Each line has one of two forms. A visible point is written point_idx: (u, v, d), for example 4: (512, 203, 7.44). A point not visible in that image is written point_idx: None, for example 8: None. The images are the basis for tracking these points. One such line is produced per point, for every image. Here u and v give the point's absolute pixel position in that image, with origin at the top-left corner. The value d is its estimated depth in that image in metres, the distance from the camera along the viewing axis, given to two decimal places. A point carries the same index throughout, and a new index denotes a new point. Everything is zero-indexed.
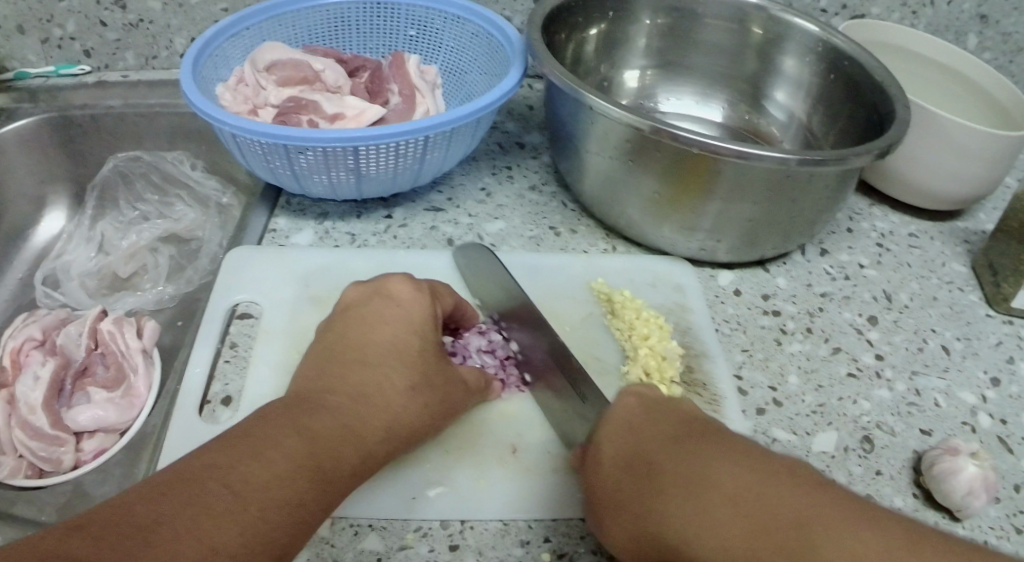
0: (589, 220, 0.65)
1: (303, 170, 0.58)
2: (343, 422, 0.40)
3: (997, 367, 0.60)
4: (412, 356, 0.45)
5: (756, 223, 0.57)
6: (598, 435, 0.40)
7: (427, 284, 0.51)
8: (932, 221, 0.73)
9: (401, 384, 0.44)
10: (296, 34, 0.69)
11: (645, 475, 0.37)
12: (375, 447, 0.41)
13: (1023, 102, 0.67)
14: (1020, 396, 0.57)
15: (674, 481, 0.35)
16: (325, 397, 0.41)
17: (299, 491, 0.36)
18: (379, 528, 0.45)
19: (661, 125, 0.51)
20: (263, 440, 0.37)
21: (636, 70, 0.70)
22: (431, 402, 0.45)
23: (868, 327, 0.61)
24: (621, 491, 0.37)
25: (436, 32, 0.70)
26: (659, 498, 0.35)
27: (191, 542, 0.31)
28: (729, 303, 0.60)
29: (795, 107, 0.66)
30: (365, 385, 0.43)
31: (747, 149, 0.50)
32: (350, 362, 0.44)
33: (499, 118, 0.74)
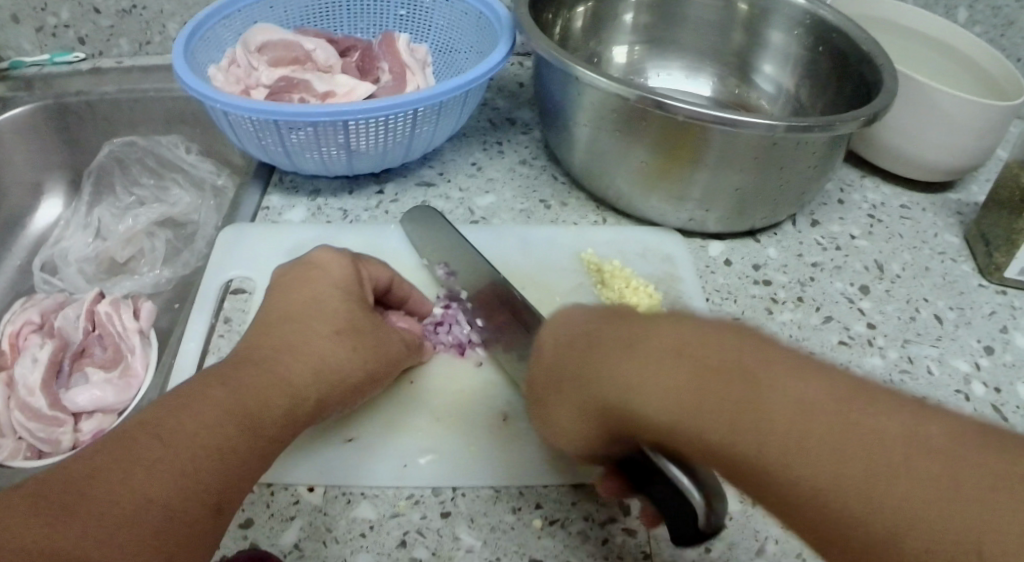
0: (579, 193, 0.65)
1: (295, 147, 0.59)
2: (273, 373, 0.41)
3: (990, 336, 0.60)
4: (334, 308, 0.46)
5: (744, 192, 0.57)
6: (558, 344, 0.37)
7: (348, 256, 0.50)
8: (924, 193, 0.74)
9: (324, 331, 0.44)
10: (287, 16, 0.69)
11: (589, 352, 0.34)
12: (307, 392, 0.42)
13: (1011, 73, 0.68)
14: (1013, 364, 0.58)
15: (600, 367, 0.32)
16: (255, 352, 0.42)
17: (227, 438, 0.36)
18: (371, 497, 0.46)
19: (648, 94, 0.51)
20: (192, 393, 0.38)
21: (625, 46, 0.70)
22: (361, 347, 0.45)
23: (860, 296, 0.61)
24: (562, 387, 0.35)
25: (426, 12, 0.70)
26: (586, 395, 0.33)
27: (118, 491, 0.31)
28: (720, 273, 0.60)
29: (783, 80, 0.66)
30: (292, 337, 0.44)
31: (732, 116, 0.50)
32: (280, 323, 0.45)
33: (489, 96, 0.75)
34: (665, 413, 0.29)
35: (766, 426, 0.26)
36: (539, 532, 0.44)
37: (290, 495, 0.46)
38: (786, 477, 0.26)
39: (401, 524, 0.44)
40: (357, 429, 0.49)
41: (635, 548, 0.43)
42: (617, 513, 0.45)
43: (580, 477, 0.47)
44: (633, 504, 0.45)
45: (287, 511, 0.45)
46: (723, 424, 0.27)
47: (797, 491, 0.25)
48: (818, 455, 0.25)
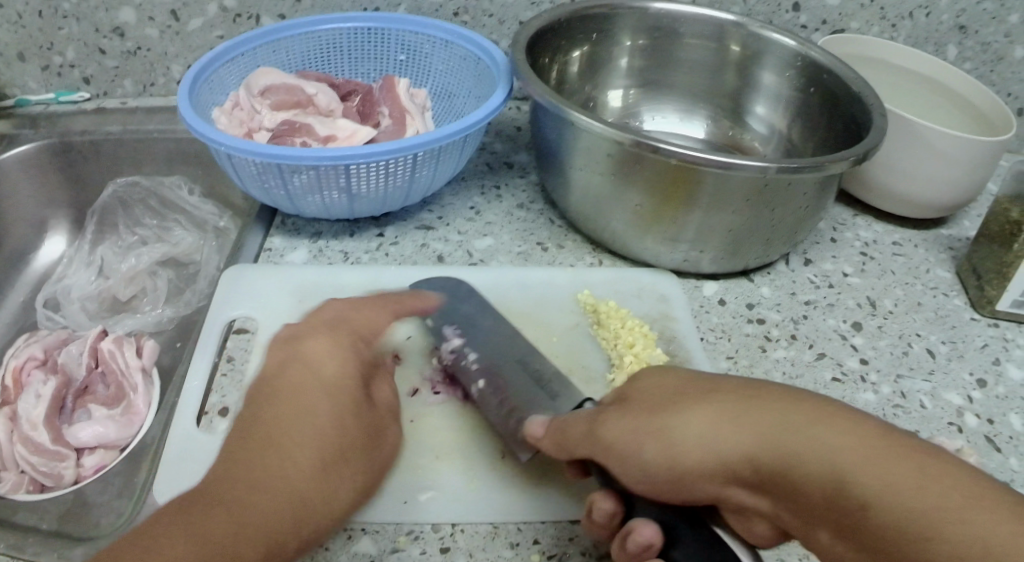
0: (575, 235, 0.66)
1: (296, 190, 0.60)
2: (249, 501, 0.36)
3: (983, 368, 0.62)
4: (328, 431, 0.41)
5: (737, 233, 0.58)
6: (635, 382, 0.42)
7: (348, 379, 0.44)
8: (916, 230, 0.75)
9: (312, 457, 0.39)
10: (290, 60, 0.71)
11: (710, 393, 0.37)
12: (292, 529, 0.37)
13: (1001, 108, 0.69)
14: (1004, 395, 0.60)
15: (698, 414, 0.36)
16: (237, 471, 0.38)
17: None
18: (371, 533, 0.47)
19: (643, 138, 0.53)
20: (161, 530, 0.35)
21: (620, 89, 0.71)
22: (343, 481, 0.40)
23: (853, 332, 0.62)
24: (649, 410, 0.38)
25: (425, 57, 0.71)
26: (700, 383, 0.39)
27: None
28: (714, 312, 0.60)
29: (775, 120, 0.68)
30: (278, 451, 0.39)
31: (727, 159, 0.51)
32: (258, 439, 0.39)
33: (488, 139, 0.76)
34: None
35: None
36: None
37: None
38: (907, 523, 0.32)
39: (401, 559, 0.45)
40: None
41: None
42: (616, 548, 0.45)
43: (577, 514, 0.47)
44: None
45: None
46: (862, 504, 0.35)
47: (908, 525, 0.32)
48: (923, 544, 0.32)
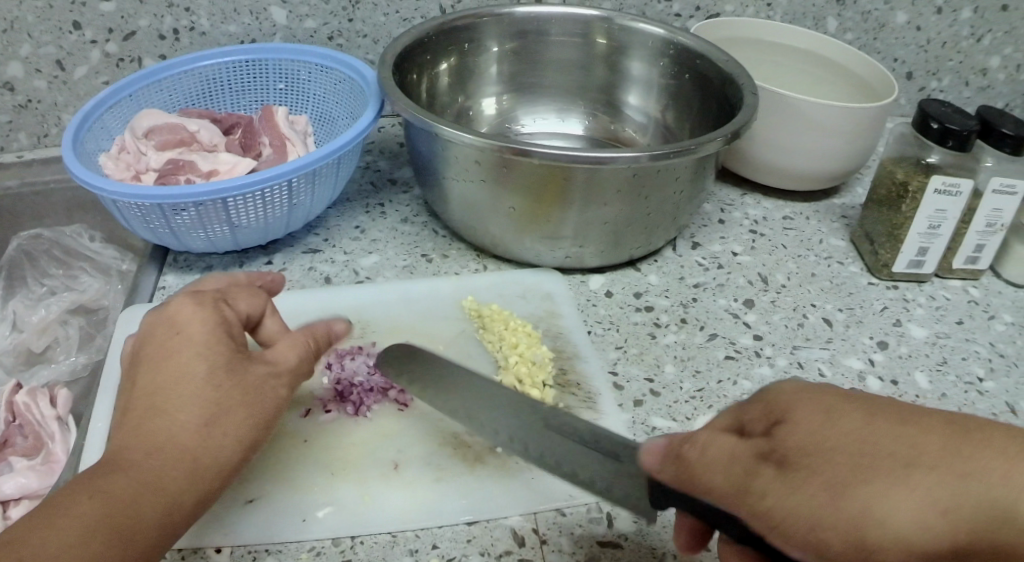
0: (460, 243, 0.67)
1: (180, 227, 0.61)
2: (159, 412, 0.37)
3: (883, 331, 0.65)
4: (217, 340, 0.40)
5: (614, 225, 0.59)
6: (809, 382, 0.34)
7: (211, 292, 0.43)
8: (807, 202, 0.77)
9: (205, 371, 0.39)
10: (172, 99, 0.71)
11: (902, 466, 0.26)
12: (196, 447, 0.37)
13: (882, 74, 0.70)
14: (906, 354, 0.63)
15: (866, 499, 0.25)
16: (142, 397, 0.38)
17: (100, 516, 0.34)
18: (274, 553, 0.47)
19: (510, 143, 0.54)
20: (103, 469, 0.36)
21: (493, 97, 0.71)
22: (247, 380, 0.40)
23: (744, 310, 0.63)
24: (859, 461, 0.26)
25: (304, 82, 0.72)
26: (932, 419, 0.28)
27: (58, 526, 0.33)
28: (602, 304, 0.62)
29: (650, 108, 0.69)
30: (165, 362, 0.39)
31: (597, 154, 0.53)
32: (157, 362, 0.39)
33: (371, 158, 0.76)
34: None
35: None
36: None
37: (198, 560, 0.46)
38: None
39: None
40: (256, 490, 0.49)
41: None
42: (512, 546, 0.48)
43: (472, 514, 0.49)
44: (526, 536, 0.48)
45: None
46: None
47: None
48: None
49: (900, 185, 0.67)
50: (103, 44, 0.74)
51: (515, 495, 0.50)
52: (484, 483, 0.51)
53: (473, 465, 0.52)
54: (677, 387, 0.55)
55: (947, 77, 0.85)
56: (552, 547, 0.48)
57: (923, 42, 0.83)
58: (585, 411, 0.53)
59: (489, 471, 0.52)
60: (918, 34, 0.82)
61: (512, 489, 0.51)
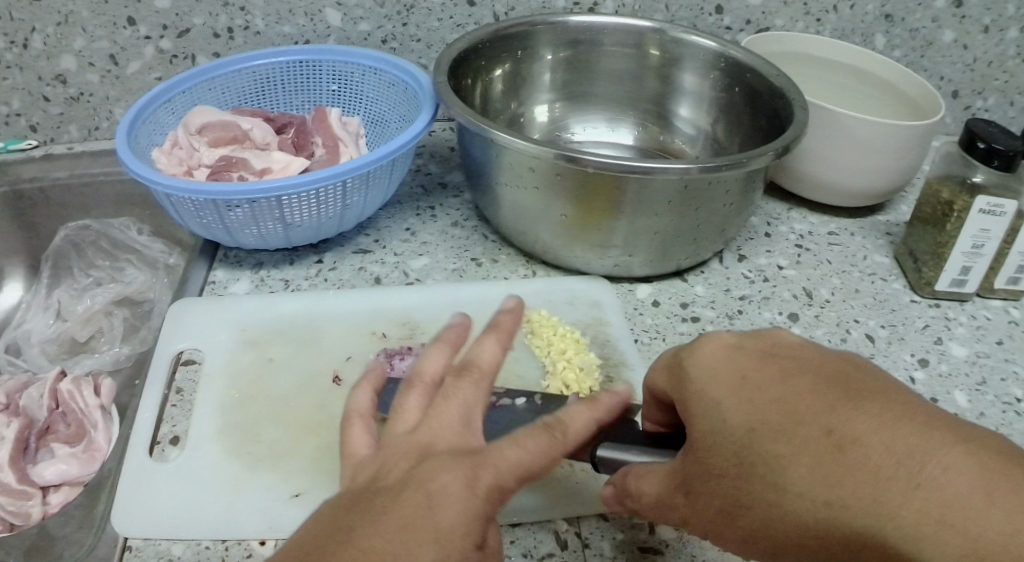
0: (508, 249, 0.68)
1: (233, 223, 0.62)
2: (385, 559, 0.30)
3: (925, 349, 0.65)
4: (481, 489, 0.32)
5: (664, 235, 0.60)
6: (702, 379, 0.36)
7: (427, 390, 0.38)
8: (852, 218, 0.77)
9: (467, 520, 0.31)
10: (226, 97, 0.72)
11: (772, 490, 0.32)
12: None
13: (930, 92, 0.70)
14: (947, 372, 0.63)
15: (755, 516, 0.33)
16: (360, 529, 0.31)
17: None
18: None
19: (565, 151, 0.54)
20: None
21: (545, 104, 0.72)
22: (472, 539, 0.32)
23: (790, 323, 0.62)
24: (742, 483, 0.33)
25: (356, 85, 0.73)
26: (806, 433, 0.32)
27: None
28: (648, 313, 0.61)
29: (700, 120, 0.69)
30: (400, 503, 0.32)
31: (647, 163, 0.53)
32: (381, 520, 0.31)
33: (421, 162, 0.77)
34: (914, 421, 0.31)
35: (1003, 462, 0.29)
36: None
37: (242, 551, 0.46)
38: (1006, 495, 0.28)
39: None
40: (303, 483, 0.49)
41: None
42: (554, 548, 0.50)
43: (513, 516, 0.51)
44: (568, 538, 0.51)
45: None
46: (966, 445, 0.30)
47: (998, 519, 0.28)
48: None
49: (945, 203, 0.67)
50: (156, 41, 0.75)
51: (556, 497, 0.52)
52: (529, 488, 0.53)
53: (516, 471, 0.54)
54: None
55: (992, 97, 0.85)
56: (594, 551, 0.50)
57: (969, 62, 0.83)
58: None
59: (532, 477, 0.54)
60: (964, 52, 0.82)
61: (554, 492, 0.53)
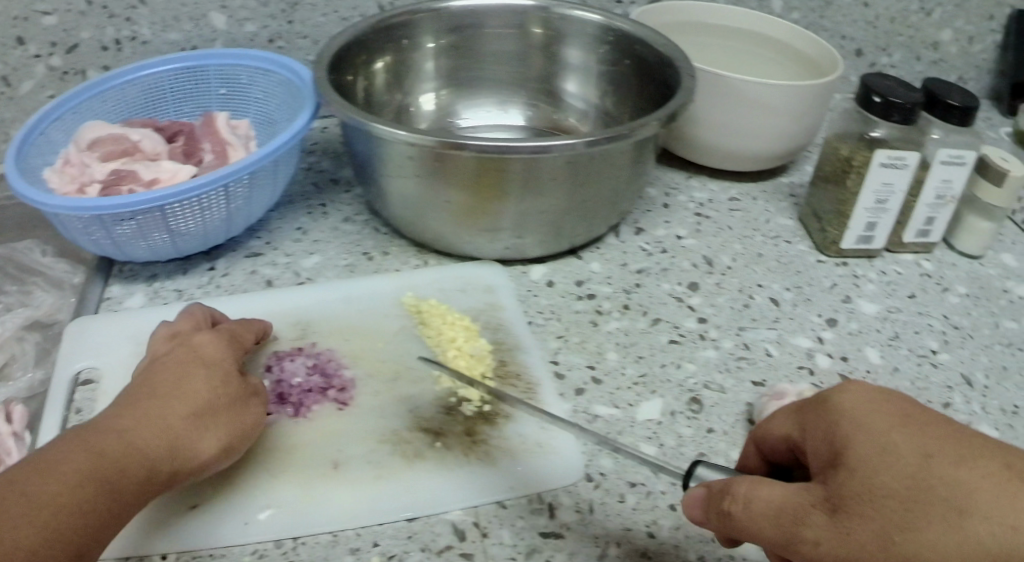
0: (401, 240, 0.68)
1: (123, 238, 0.61)
2: (153, 405, 0.43)
3: (833, 309, 0.65)
4: (225, 369, 0.47)
5: (555, 215, 0.59)
6: (856, 400, 0.34)
7: (227, 331, 0.51)
8: (754, 182, 0.77)
9: (205, 382, 0.45)
10: (116, 110, 0.71)
11: (955, 515, 0.29)
12: (186, 438, 0.42)
13: (827, 50, 0.70)
14: (856, 330, 0.63)
15: (922, 542, 0.29)
16: (145, 386, 0.45)
17: (83, 473, 0.38)
18: (217, 558, 0.45)
19: (447, 138, 0.54)
20: (77, 441, 0.40)
21: (430, 93, 0.71)
22: (230, 394, 0.46)
23: (689, 293, 0.63)
24: (912, 505, 0.30)
25: (245, 87, 0.73)
26: (988, 465, 0.30)
27: (42, 483, 0.36)
28: (543, 294, 0.62)
29: (588, 94, 0.70)
30: (162, 381, 0.45)
31: (541, 142, 0.53)
32: (170, 362, 0.47)
33: (314, 159, 0.77)
34: None
35: None
36: None
37: None
38: None
39: None
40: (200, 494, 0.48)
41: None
42: (453, 540, 0.47)
43: (413, 510, 0.48)
44: (466, 529, 0.48)
45: None
46: None
47: None
48: None
49: (845, 160, 0.67)
50: (47, 59, 0.72)
51: (458, 485, 0.50)
52: (426, 476, 0.50)
53: (412, 462, 0.51)
54: (619, 373, 0.56)
55: (898, 52, 0.85)
56: (494, 540, 0.47)
57: (871, 19, 0.82)
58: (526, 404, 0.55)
59: (431, 464, 0.51)
60: (865, 10, 0.82)
61: (458, 478, 0.50)
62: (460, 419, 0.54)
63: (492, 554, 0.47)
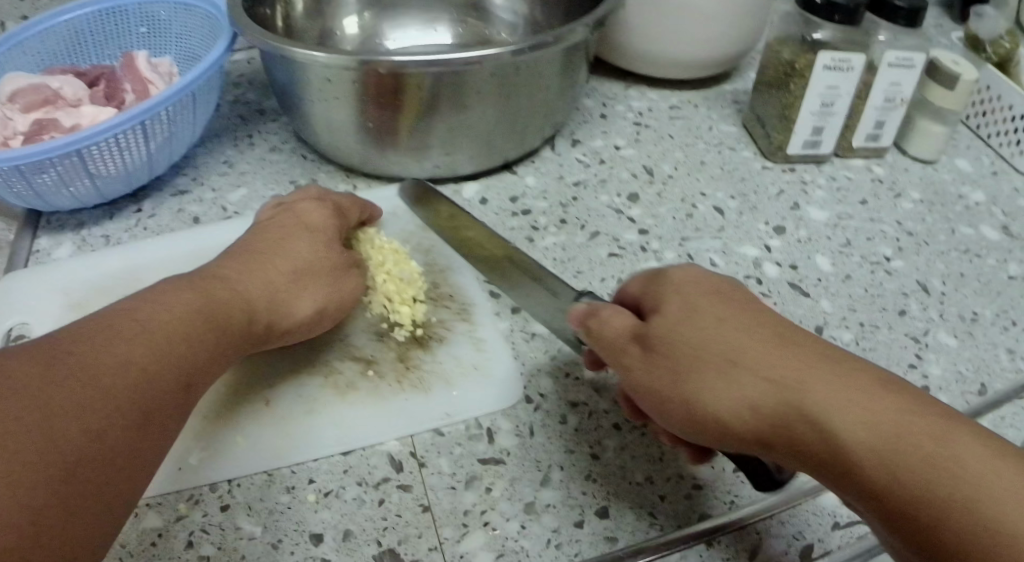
0: (330, 166, 0.66)
1: (43, 187, 0.58)
2: (266, 265, 0.48)
3: (781, 218, 0.64)
4: (327, 239, 0.52)
5: (485, 128, 0.58)
6: (681, 277, 0.40)
7: (330, 202, 0.55)
8: (696, 91, 0.75)
9: (309, 250, 0.50)
10: (34, 60, 0.69)
11: (727, 364, 0.35)
12: (278, 300, 0.46)
13: None
14: (805, 237, 0.62)
15: (702, 385, 0.35)
16: (250, 250, 0.49)
17: (191, 320, 0.40)
18: (155, 505, 0.44)
19: (371, 56, 0.51)
20: (181, 288, 0.42)
21: (353, 14, 0.68)
22: (328, 264, 0.50)
23: (629, 205, 0.62)
24: (677, 363, 0.36)
25: (165, 24, 0.71)
26: (777, 344, 0.35)
27: (156, 318, 0.38)
28: (476, 212, 0.60)
29: (518, 7, 0.69)
30: (266, 249, 0.49)
31: (472, 53, 0.51)
32: (275, 229, 0.51)
33: (238, 92, 0.74)
34: (856, 387, 0.32)
35: (943, 463, 0.29)
36: (315, 505, 0.45)
37: None
38: (913, 474, 0.29)
39: (185, 526, 0.43)
40: None
41: (412, 503, 0.44)
42: (390, 473, 0.46)
43: (346, 444, 0.48)
44: (404, 460, 0.47)
45: None
46: (918, 426, 0.30)
47: (898, 482, 0.29)
48: (950, 485, 0.29)
49: (786, 64, 0.65)
50: None
51: (392, 412, 0.49)
52: (360, 405, 0.49)
53: (346, 393, 0.50)
54: None
55: None
56: (432, 469, 0.46)
57: None
58: (458, 324, 0.54)
59: (366, 394, 0.50)
60: None
61: (383, 395, 0.50)
62: (392, 345, 0.53)
63: (431, 485, 0.45)
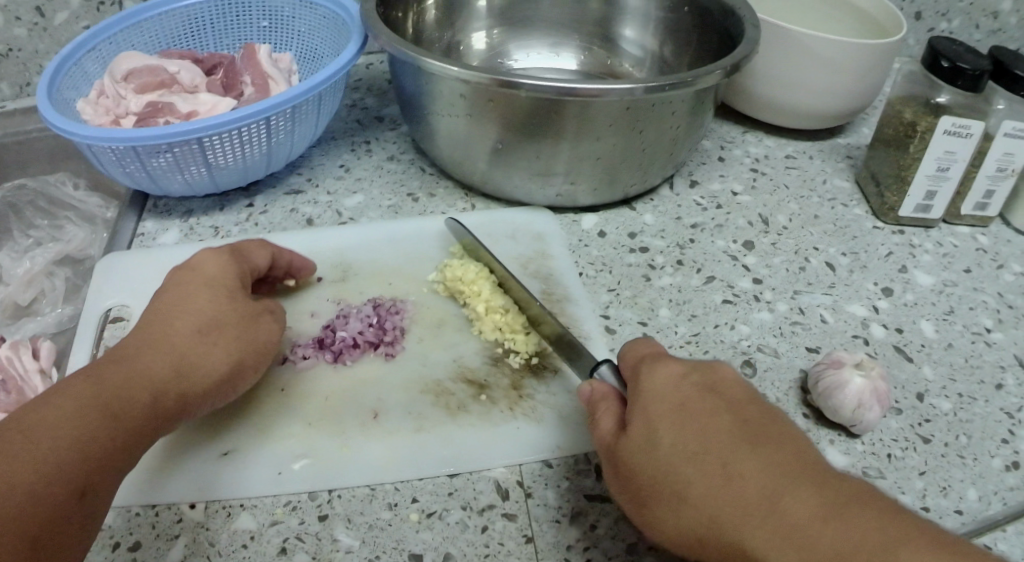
0: (447, 181, 0.67)
1: (158, 170, 0.58)
2: (150, 338, 0.43)
3: (889, 278, 0.62)
4: (224, 289, 0.47)
5: (607, 160, 0.57)
6: (644, 379, 0.39)
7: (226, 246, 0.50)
8: (811, 140, 0.76)
9: (191, 316, 0.44)
10: (152, 40, 0.69)
11: (675, 501, 0.34)
12: (178, 375, 0.41)
13: (893, 11, 0.67)
14: (912, 302, 0.60)
15: (657, 515, 0.35)
16: (179, 311, 0.44)
17: (84, 420, 0.36)
18: (250, 507, 0.44)
19: (501, 75, 0.50)
20: (86, 379, 0.38)
21: (482, 30, 0.71)
22: (227, 318, 0.45)
23: (744, 252, 0.61)
24: (640, 490, 0.36)
25: (289, 19, 0.72)
26: (724, 471, 0.33)
27: (46, 426, 0.35)
28: (594, 245, 0.60)
29: (645, 40, 0.69)
30: (172, 308, 0.45)
31: (601, 84, 0.50)
32: (173, 289, 0.46)
33: (358, 96, 0.77)
34: (802, 523, 0.30)
35: None
36: (418, 525, 0.43)
37: (172, 514, 0.43)
38: None
39: (281, 531, 0.43)
40: (234, 440, 0.47)
41: (516, 532, 0.43)
42: (496, 499, 0.45)
43: (454, 466, 0.46)
44: (510, 489, 0.45)
45: (170, 530, 0.42)
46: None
47: None
48: None
49: (907, 124, 0.64)
50: None
51: (500, 438, 0.48)
52: (468, 427, 0.48)
53: (456, 414, 0.49)
54: (673, 331, 0.53)
55: (957, 19, 0.82)
56: (538, 501, 0.45)
57: None
58: None
59: (475, 417, 0.49)
60: None
61: (499, 427, 0.48)
62: (506, 371, 0.52)
63: (536, 516, 0.44)
